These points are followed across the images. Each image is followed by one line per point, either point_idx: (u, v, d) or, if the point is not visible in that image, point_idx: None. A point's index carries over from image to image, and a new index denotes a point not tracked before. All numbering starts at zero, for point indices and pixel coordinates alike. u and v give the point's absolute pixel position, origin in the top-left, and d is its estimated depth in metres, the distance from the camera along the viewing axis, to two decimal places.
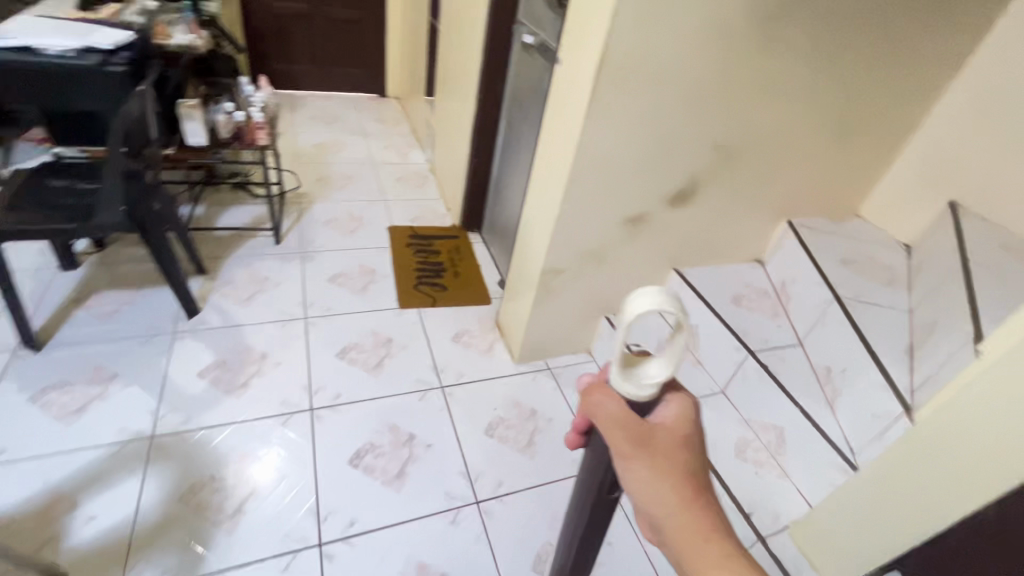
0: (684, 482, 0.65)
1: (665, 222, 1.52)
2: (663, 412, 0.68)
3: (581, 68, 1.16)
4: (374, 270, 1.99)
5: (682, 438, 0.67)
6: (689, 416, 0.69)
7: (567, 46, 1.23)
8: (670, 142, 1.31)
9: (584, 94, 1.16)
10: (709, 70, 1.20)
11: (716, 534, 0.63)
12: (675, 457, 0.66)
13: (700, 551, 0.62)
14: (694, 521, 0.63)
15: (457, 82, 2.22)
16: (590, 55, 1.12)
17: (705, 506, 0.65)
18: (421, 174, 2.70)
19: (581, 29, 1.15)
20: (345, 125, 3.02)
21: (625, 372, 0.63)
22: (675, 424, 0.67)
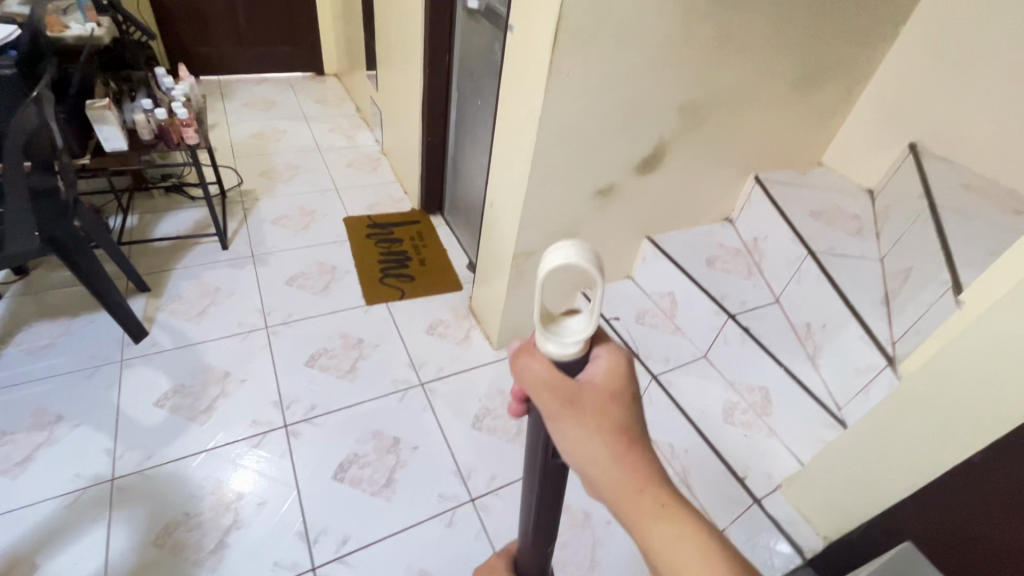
0: (620, 440, 0.58)
1: (635, 190, 1.46)
2: (593, 368, 0.59)
3: (535, 34, 1.07)
4: (334, 267, 1.87)
5: (616, 393, 0.59)
6: (623, 370, 0.60)
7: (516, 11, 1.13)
8: (636, 106, 1.24)
9: (543, 63, 1.06)
10: (670, 27, 1.13)
11: (655, 490, 0.57)
12: (607, 415, 0.58)
13: (636, 506, 0.57)
14: (629, 479, 0.57)
15: (400, 54, 2.07)
16: (544, 21, 1.03)
17: (646, 462, 0.59)
18: (372, 156, 2.54)
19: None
20: (282, 109, 2.80)
21: (546, 331, 0.56)
22: (605, 380, 0.59)
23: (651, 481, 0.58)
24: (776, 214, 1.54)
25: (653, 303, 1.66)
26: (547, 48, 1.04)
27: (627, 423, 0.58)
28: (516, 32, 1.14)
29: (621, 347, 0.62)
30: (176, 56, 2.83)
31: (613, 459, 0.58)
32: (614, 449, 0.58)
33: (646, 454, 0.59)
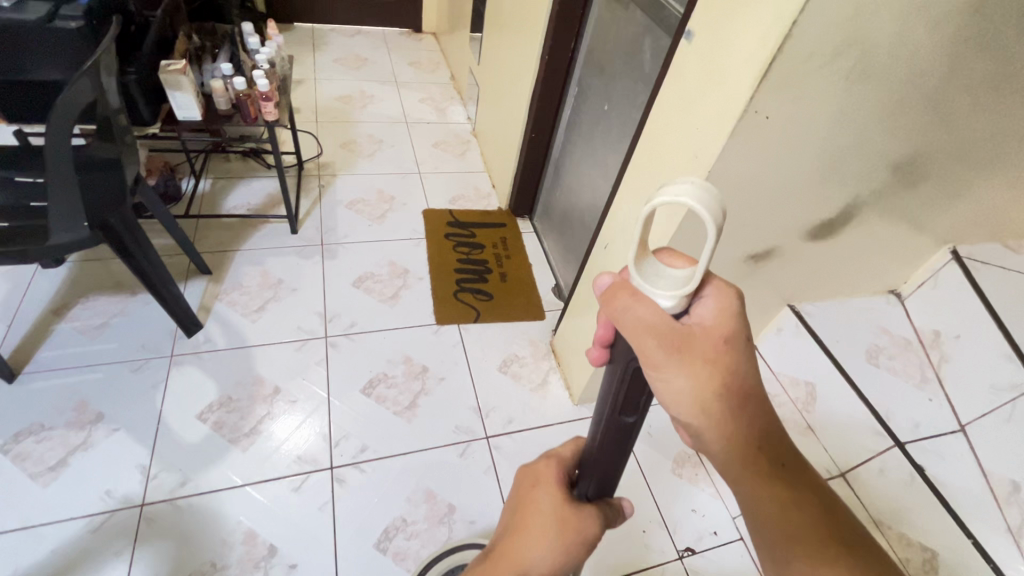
0: (732, 388, 0.53)
1: (797, 255, 1.13)
2: (705, 311, 0.54)
3: (734, 52, 0.75)
4: (406, 270, 1.67)
5: (733, 338, 0.53)
6: (736, 311, 0.54)
7: (706, 10, 0.80)
8: (845, 159, 0.90)
9: (741, 96, 0.74)
10: (926, 65, 0.78)
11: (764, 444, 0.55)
12: (723, 365, 0.53)
13: (748, 468, 0.54)
14: (742, 428, 0.54)
15: (513, 27, 1.75)
16: (753, 43, 0.71)
17: (755, 411, 0.55)
18: (462, 137, 2.28)
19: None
20: (374, 70, 2.58)
21: (648, 267, 0.52)
22: (723, 327, 0.53)
23: (760, 427, 0.55)
24: (984, 313, 1.14)
25: (780, 388, 1.38)
26: (752, 76, 0.72)
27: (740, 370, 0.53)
28: (699, 42, 0.82)
29: (728, 283, 0.55)
30: None
31: (730, 409, 0.53)
32: (731, 401, 0.53)
33: (758, 403, 0.55)
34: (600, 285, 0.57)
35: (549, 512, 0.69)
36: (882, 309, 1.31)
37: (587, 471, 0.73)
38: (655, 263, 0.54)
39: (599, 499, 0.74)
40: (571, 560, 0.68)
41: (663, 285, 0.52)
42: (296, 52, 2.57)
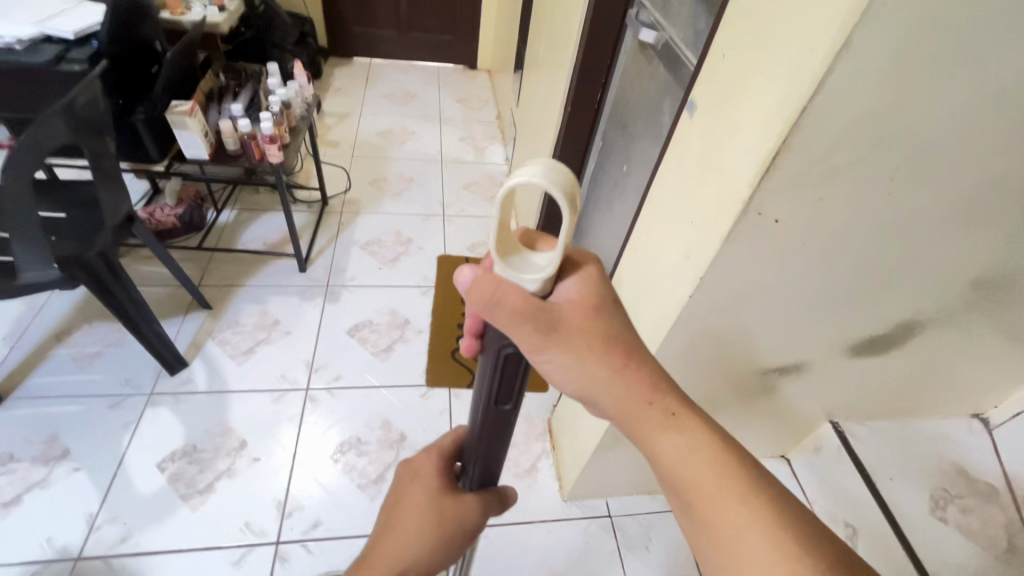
0: (610, 349, 0.56)
1: (837, 373, 0.91)
2: (569, 290, 0.53)
3: (732, 137, 0.59)
4: (407, 321, 1.57)
5: (603, 308, 0.55)
6: (599, 279, 0.54)
7: (707, 81, 0.65)
8: (892, 275, 0.70)
9: (738, 194, 0.57)
10: (1015, 166, 0.57)
11: (655, 398, 0.58)
12: (601, 335, 0.55)
13: (646, 421, 0.58)
14: (630, 388, 0.57)
15: (547, 73, 1.65)
16: (754, 130, 0.54)
17: (642, 370, 0.58)
18: (496, 179, 2.20)
19: (751, 54, 0.56)
20: (420, 105, 2.57)
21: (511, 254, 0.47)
22: (588, 302, 0.53)
23: (654, 386, 0.58)
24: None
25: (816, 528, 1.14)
26: (751, 173, 0.55)
27: (615, 331, 0.56)
28: (699, 119, 0.66)
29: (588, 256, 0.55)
30: (334, 33, 2.74)
31: (614, 371, 0.56)
32: (613, 366, 0.56)
33: (644, 364, 0.58)
34: (459, 278, 0.50)
35: (425, 504, 0.68)
36: (959, 442, 1.03)
37: (468, 458, 0.72)
38: (518, 248, 0.50)
39: (484, 482, 0.75)
40: (450, 546, 0.68)
41: (526, 268, 0.48)
42: (348, 86, 2.62)
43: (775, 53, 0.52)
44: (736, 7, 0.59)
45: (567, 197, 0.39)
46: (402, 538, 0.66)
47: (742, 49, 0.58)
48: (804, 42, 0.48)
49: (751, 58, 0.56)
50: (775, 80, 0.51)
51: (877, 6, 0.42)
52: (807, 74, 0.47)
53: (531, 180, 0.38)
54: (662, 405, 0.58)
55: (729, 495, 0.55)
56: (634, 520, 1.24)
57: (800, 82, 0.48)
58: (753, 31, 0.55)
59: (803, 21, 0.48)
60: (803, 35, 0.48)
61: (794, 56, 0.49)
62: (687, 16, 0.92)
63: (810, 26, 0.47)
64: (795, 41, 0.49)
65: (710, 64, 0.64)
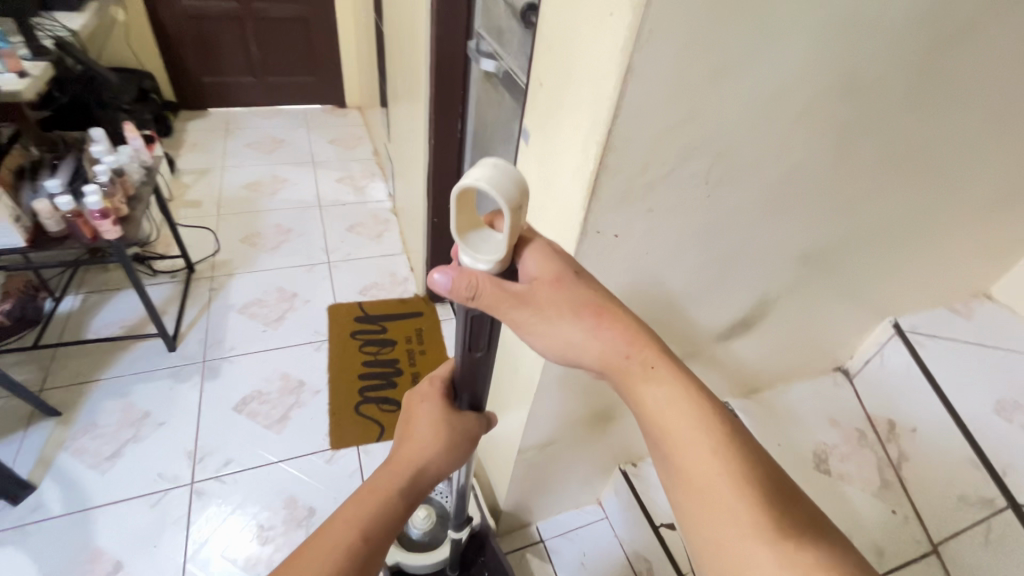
0: (585, 310, 0.58)
1: (714, 359, 0.97)
2: (531, 262, 0.57)
3: (561, 166, 0.60)
4: (301, 383, 1.47)
5: (571, 276, 0.58)
6: (556, 254, 0.57)
7: (534, 107, 0.66)
8: (734, 266, 0.76)
9: (575, 212, 0.59)
10: (804, 161, 0.64)
11: (638, 353, 0.59)
12: (573, 298, 0.58)
13: (625, 373, 0.60)
14: (606, 344, 0.59)
15: (410, 107, 1.64)
16: (576, 157, 0.57)
17: (620, 327, 0.60)
18: (381, 217, 2.14)
19: (560, 81, 0.58)
20: (290, 150, 2.45)
21: (471, 239, 0.52)
22: (549, 275, 0.57)
23: (631, 340, 0.60)
24: (944, 411, 1.01)
25: None
26: (580, 192, 0.57)
27: (583, 296, 0.58)
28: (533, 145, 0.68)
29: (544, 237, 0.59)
30: (180, 85, 2.55)
31: (591, 332, 0.59)
32: (591, 325, 0.59)
33: (623, 321, 0.60)
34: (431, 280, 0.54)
35: (432, 418, 0.75)
36: (827, 396, 1.15)
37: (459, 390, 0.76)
38: (478, 232, 0.54)
39: (479, 405, 0.78)
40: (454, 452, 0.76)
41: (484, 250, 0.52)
42: (205, 139, 2.44)
43: (578, 78, 0.54)
44: (542, 36, 0.62)
45: (511, 201, 0.42)
46: (416, 440, 0.73)
47: (553, 76, 0.60)
48: (597, 67, 0.50)
49: (561, 83, 0.58)
50: (583, 102, 0.54)
51: (647, 30, 0.44)
52: (605, 96, 0.49)
53: (484, 186, 0.41)
54: (640, 359, 0.59)
55: (705, 438, 0.57)
56: (565, 537, 1.23)
57: (602, 105, 0.50)
58: (559, 58, 0.58)
59: (592, 47, 0.50)
60: (595, 60, 0.50)
61: (592, 80, 0.51)
62: (520, 45, 0.95)
63: (599, 61, 0.50)
64: (590, 73, 0.51)
65: (532, 91, 0.66)
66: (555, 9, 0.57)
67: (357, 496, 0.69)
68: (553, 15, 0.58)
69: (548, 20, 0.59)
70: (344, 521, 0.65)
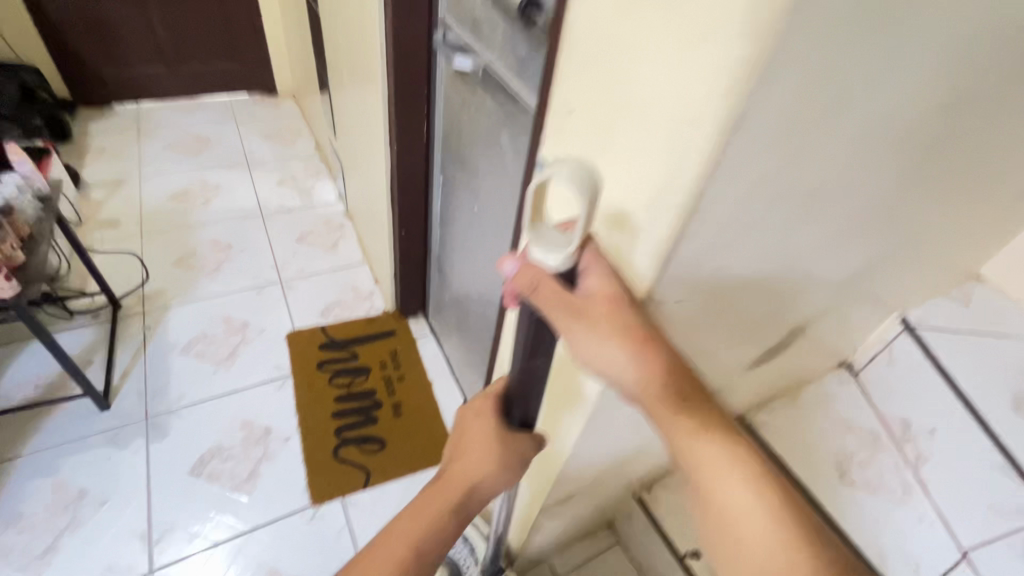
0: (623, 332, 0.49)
1: (740, 386, 0.89)
2: (593, 279, 0.51)
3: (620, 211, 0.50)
4: (267, 430, 1.29)
5: (620, 292, 0.51)
6: (613, 273, 0.52)
7: (567, 140, 0.54)
8: (785, 301, 0.66)
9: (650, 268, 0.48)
10: (881, 189, 0.54)
11: (670, 381, 0.49)
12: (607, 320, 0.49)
13: (658, 403, 0.50)
14: (646, 372, 0.49)
15: (360, 102, 1.43)
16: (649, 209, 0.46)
17: (652, 350, 0.49)
18: (334, 223, 1.92)
19: (615, 112, 0.46)
20: (218, 150, 2.16)
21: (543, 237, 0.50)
22: (611, 294, 0.50)
23: (666, 369, 0.49)
24: (958, 402, 0.90)
25: None
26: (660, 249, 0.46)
27: (623, 320, 0.49)
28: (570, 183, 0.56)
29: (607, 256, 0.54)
30: (75, 79, 2.17)
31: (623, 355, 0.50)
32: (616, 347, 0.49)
33: (655, 343, 0.50)
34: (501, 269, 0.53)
35: (486, 435, 0.71)
36: None
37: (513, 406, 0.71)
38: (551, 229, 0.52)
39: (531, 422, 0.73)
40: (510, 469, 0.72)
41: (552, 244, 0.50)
42: (114, 143, 2.11)
43: (647, 113, 0.42)
44: (578, 54, 0.49)
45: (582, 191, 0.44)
46: (469, 459, 0.70)
47: (601, 106, 0.48)
48: (682, 105, 0.38)
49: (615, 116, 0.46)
50: (656, 143, 0.42)
51: (773, 64, 0.33)
52: (699, 141, 0.38)
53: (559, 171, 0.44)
54: (673, 387, 0.49)
55: (741, 485, 0.48)
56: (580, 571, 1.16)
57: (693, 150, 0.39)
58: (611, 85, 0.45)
59: (673, 77, 0.38)
60: (678, 95, 0.38)
61: (672, 118, 0.39)
62: (503, 40, 0.80)
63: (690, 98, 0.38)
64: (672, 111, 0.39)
65: (562, 119, 0.54)
66: (601, 24, 0.45)
67: (411, 511, 0.66)
68: (598, 30, 0.45)
69: (588, 35, 0.47)
70: (397, 539, 0.63)
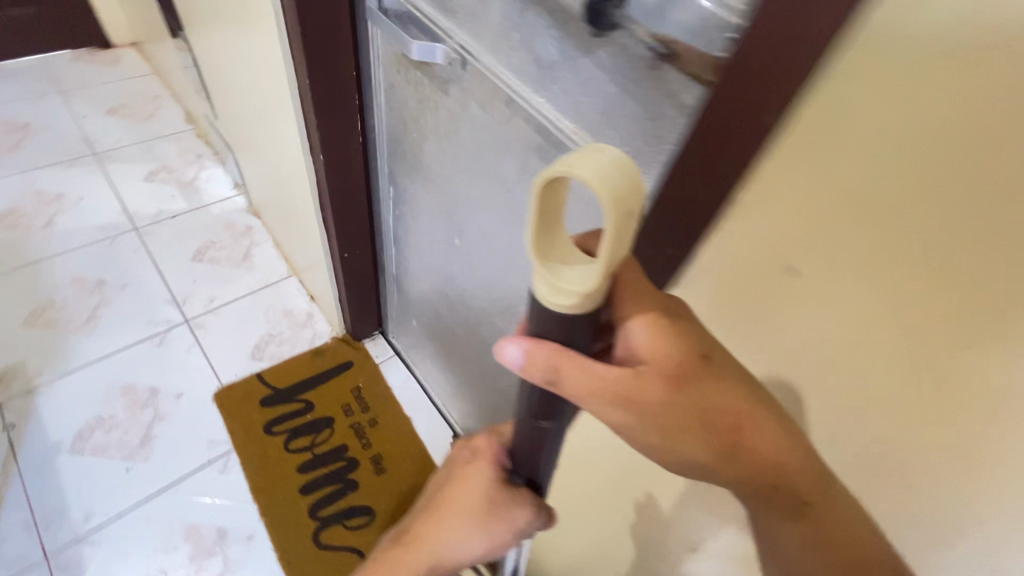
0: (690, 413, 0.37)
1: None
2: (647, 337, 0.37)
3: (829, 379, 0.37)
4: (221, 532, 1.03)
5: (696, 351, 0.37)
6: (668, 327, 0.37)
7: (831, 263, 0.34)
8: None
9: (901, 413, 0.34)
10: None
11: (775, 461, 0.37)
12: (671, 397, 0.37)
13: (757, 498, 0.39)
14: (738, 455, 0.38)
15: (247, 77, 1.02)
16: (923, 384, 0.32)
17: (747, 434, 0.37)
18: (237, 225, 1.50)
19: (869, 203, 0.30)
20: (46, 139, 1.59)
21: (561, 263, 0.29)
22: (664, 361, 0.37)
23: (777, 451, 0.37)
24: None
25: None
26: (1010, 379, 0.29)
27: (687, 392, 0.37)
28: (823, 318, 0.36)
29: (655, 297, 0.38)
30: None
31: (699, 436, 0.38)
32: (680, 430, 0.38)
33: (751, 419, 0.37)
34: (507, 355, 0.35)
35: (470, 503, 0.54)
36: None
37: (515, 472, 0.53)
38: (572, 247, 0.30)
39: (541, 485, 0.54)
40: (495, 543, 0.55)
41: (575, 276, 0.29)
42: None
43: (888, 187, 0.29)
44: (877, 140, 0.29)
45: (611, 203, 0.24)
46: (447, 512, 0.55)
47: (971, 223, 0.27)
48: (987, 120, 0.25)
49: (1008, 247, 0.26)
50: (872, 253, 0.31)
51: None
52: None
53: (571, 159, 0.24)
54: (771, 476, 0.38)
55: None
56: None
57: (968, 193, 0.26)
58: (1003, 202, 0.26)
59: (959, 117, 0.25)
60: (969, 124, 0.25)
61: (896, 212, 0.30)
62: (501, 21, 0.50)
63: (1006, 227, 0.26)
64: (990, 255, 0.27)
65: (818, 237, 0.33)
66: (872, 104, 0.28)
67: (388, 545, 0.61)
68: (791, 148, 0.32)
69: (800, 147, 0.32)
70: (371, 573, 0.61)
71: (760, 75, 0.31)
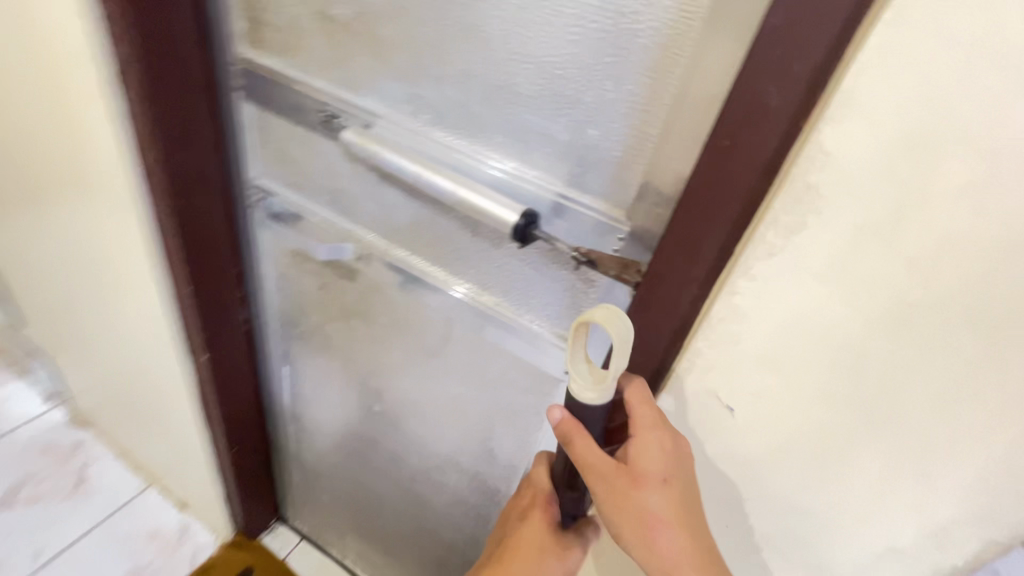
0: (663, 536, 0.36)
1: None
2: (638, 445, 0.37)
3: (800, 503, 0.38)
4: None
5: (671, 475, 0.37)
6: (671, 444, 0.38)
7: (764, 409, 0.36)
8: None
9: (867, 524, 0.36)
10: None
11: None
12: (634, 514, 0.37)
13: None
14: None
15: (82, 281, 0.90)
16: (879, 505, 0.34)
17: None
18: (62, 444, 1.23)
19: (788, 347, 0.33)
20: None
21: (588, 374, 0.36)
22: (654, 476, 0.37)
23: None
24: None
25: None
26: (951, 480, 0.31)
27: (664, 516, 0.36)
28: (778, 448, 0.37)
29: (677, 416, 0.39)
30: None
31: (636, 547, 0.37)
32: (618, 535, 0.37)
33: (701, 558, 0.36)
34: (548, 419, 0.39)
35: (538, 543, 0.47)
36: None
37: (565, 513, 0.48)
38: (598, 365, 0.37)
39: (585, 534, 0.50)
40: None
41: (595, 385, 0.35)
42: None
43: (812, 332, 0.32)
44: (781, 301, 0.32)
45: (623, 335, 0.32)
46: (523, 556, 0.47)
47: (859, 375, 0.32)
48: (881, 267, 0.29)
49: (894, 397, 0.31)
50: (807, 382, 0.34)
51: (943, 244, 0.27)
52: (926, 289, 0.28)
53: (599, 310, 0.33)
54: None
55: None
56: None
57: (881, 319, 0.30)
58: (889, 359, 0.30)
59: (853, 264, 0.29)
60: (870, 273, 0.29)
61: (831, 350, 0.32)
62: (410, 223, 0.56)
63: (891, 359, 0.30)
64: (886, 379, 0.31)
65: (747, 388, 0.36)
66: (781, 264, 0.31)
67: None
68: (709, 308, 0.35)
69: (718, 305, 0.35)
70: None
71: (686, 274, 0.34)
